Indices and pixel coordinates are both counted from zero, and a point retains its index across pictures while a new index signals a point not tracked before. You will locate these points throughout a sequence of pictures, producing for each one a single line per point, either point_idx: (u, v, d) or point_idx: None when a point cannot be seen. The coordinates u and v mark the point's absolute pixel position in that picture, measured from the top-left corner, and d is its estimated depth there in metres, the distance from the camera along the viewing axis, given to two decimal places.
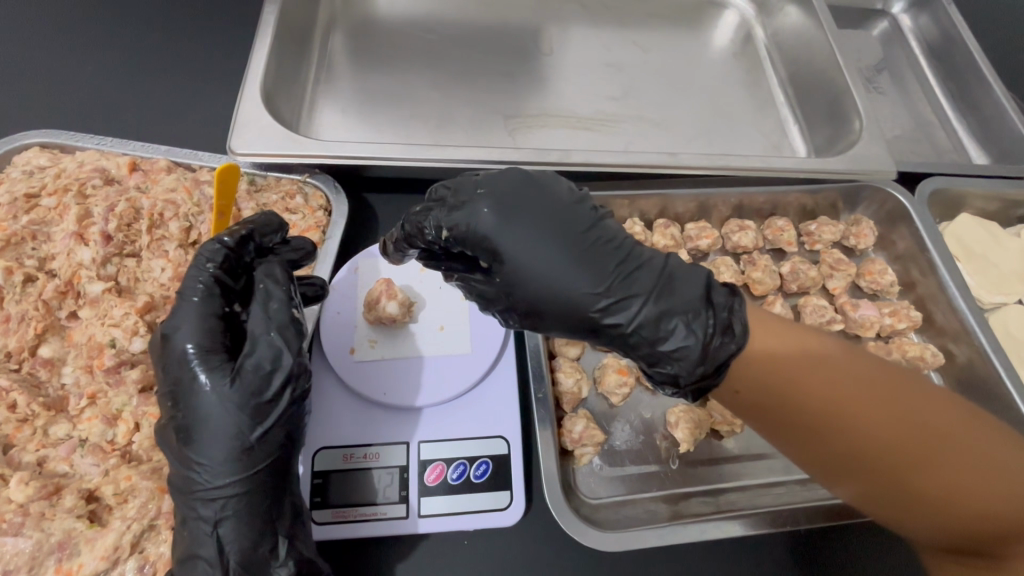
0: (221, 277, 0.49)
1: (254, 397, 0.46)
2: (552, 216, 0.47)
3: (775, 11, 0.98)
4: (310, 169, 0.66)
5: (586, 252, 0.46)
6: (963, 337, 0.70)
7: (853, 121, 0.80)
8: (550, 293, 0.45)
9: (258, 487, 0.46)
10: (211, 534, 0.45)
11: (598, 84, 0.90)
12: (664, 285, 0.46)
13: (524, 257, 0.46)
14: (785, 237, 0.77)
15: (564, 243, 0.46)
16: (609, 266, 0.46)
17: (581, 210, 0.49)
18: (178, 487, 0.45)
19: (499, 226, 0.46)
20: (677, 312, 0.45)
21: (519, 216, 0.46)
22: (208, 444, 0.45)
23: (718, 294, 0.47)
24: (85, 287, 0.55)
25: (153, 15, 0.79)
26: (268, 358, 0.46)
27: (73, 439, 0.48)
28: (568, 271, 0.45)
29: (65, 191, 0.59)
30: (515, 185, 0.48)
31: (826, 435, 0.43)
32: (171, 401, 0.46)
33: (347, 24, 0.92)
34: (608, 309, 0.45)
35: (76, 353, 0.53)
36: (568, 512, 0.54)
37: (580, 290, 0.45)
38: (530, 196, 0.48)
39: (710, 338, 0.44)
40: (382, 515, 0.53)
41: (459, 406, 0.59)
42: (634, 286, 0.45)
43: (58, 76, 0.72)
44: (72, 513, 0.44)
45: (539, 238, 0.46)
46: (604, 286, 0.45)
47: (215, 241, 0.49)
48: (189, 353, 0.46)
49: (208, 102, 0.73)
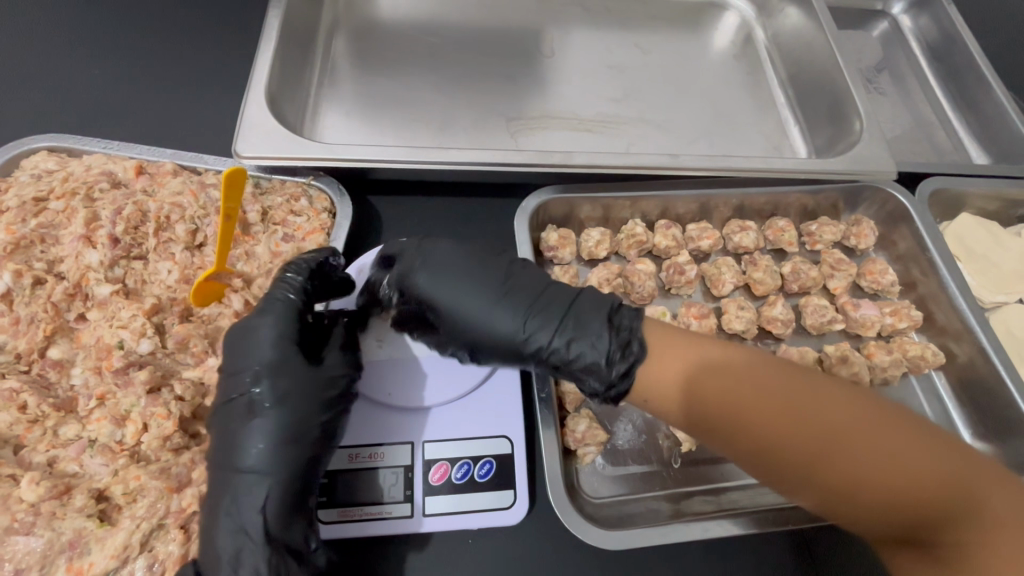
0: (308, 292, 0.54)
1: (325, 393, 0.51)
2: (478, 271, 0.57)
3: (775, 12, 0.99)
4: (315, 172, 0.67)
5: (505, 296, 0.56)
6: (964, 336, 0.70)
7: (853, 121, 0.81)
8: (482, 331, 0.55)
9: (307, 476, 0.48)
10: (260, 510, 0.46)
11: (600, 86, 0.90)
12: (571, 316, 0.54)
13: (452, 303, 0.56)
14: (786, 237, 0.77)
15: (484, 290, 0.56)
16: (525, 306, 0.55)
17: (502, 262, 0.58)
18: (233, 461, 0.47)
19: (427, 281, 0.56)
20: (585, 335, 0.53)
21: (445, 272, 0.57)
22: (275, 425, 0.48)
23: (621, 316, 0.53)
24: (94, 289, 0.55)
25: (158, 20, 0.80)
26: (347, 367, 0.53)
27: (83, 439, 0.48)
28: (493, 312, 0.55)
29: (73, 195, 0.60)
30: (447, 249, 0.59)
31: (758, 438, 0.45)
32: (243, 382, 0.49)
33: (350, 28, 0.92)
34: (528, 341, 0.54)
35: (84, 354, 0.53)
36: (572, 510, 0.54)
37: (501, 326, 0.55)
38: (461, 258, 0.58)
39: (614, 353, 0.51)
40: (387, 514, 0.54)
41: (463, 405, 0.59)
42: (548, 319, 0.54)
43: (64, 80, 0.73)
44: (83, 512, 0.45)
45: (462, 287, 0.56)
46: (523, 324, 0.54)
47: (304, 260, 0.55)
48: (277, 343, 0.51)
49: (212, 105, 0.74)
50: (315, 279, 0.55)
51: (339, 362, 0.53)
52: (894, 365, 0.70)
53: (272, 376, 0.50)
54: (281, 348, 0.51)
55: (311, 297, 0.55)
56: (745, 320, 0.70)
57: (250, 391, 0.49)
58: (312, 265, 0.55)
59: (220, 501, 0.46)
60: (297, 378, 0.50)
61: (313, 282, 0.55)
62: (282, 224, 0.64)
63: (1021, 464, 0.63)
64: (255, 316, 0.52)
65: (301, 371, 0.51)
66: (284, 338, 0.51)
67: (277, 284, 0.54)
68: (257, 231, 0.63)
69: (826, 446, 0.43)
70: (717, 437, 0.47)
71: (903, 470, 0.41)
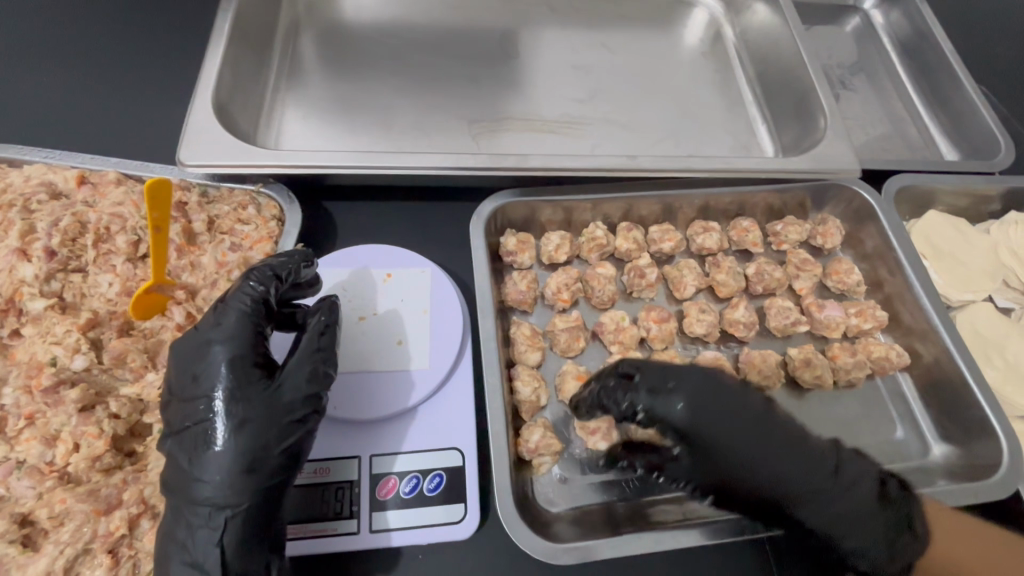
0: (269, 301, 0.52)
1: (283, 416, 0.47)
2: (738, 417, 0.57)
3: (743, 9, 0.98)
4: (264, 180, 0.65)
5: (770, 442, 0.56)
6: (930, 336, 0.69)
7: (818, 119, 0.80)
8: (765, 482, 0.55)
9: (267, 504, 0.46)
10: (216, 542, 0.44)
11: (565, 86, 0.89)
12: (846, 492, 0.56)
13: (718, 439, 0.55)
14: (750, 237, 0.76)
15: (761, 448, 0.56)
16: (790, 457, 0.56)
17: (762, 407, 0.58)
18: (185, 491, 0.45)
19: (699, 415, 0.56)
20: (862, 519, 0.55)
21: (709, 409, 0.56)
22: (230, 455, 0.45)
23: (893, 485, 0.57)
24: (27, 304, 0.54)
25: (106, 24, 0.78)
26: (310, 385, 0.50)
27: (11, 461, 0.47)
28: (770, 466, 0.56)
29: (9, 207, 0.58)
30: (704, 388, 0.57)
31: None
32: (197, 410, 0.47)
33: (311, 30, 0.91)
34: (801, 490, 0.55)
35: (17, 372, 0.51)
36: (521, 525, 0.52)
37: (788, 483, 0.55)
38: (726, 403, 0.57)
39: (895, 542, 0.55)
40: (332, 531, 0.52)
41: (415, 418, 0.58)
42: (825, 493, 0.56)
43: (7, 88, 0.71)
44: (4, 538, 0.43)
45: (724, 423, 0.56)
46: (797, 479, 0.56)
47: (268, 266, 0.53)
48: (231, 366, 0.48)
49: (162, 112, 0.72)
50: (278, 286, 0.53)
51: (300, 379, 0.49)
52: (858, 368, 0.69)
53: (225, 402, 0.46)
54: (235, 371, 0.47)
55: (272, 306, 0.53)
56: (706, 323, 0.69)
57: (205, 419, 0.46)
58: (278, 272, 0.53)
59: (176, 531, 0.45)
60: (253, 405, 0.47)
61: (277, 288, 0.53)
62: (228, 234, 0.62)
63: (985, 466, 0.62)
64: (209, 333, 0.49)
65: (256, 395, 0.47)
66: (240, 360, 0.48)
67: (236, 291, 0.52)
68: (202, 241, 0.62)
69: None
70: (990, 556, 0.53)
71: None
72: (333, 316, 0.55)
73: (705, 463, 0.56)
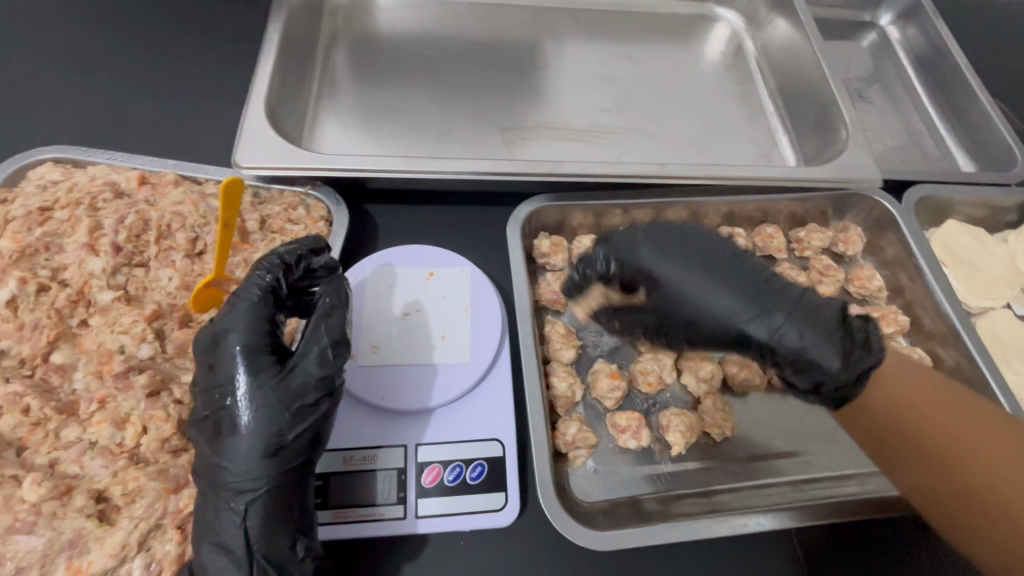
0: (279, 289, 0.54)
1: (296, 402, 0.49)
2: (696, 251, 0.59)
3: (764, 25, 1.01)
4: (312, 182, 0.69)
5: (729, 277, 0.58)
6: (950, 340, 0.71)
7: (840, 130, 0.83)
8: (711, 311, 0.57)
9: (286, 485, 0.48)
10: (240, 525, 0.46)
11: (592, 96, 0.92)
12: (800, 310, 0.55)
13: (675, 279, 0.59)
14: (775, 244, 0.79)
15: (710, 273, 0.58)
16: (751, 286, 0.57)
17: (732, 251, 0.60)
18: (211, 476, 0.48)
19: (655, 258, 0.60)
20: (819, 333, 0.53)
21: (658, 246, 0.60)
22: (247, 440, 0.47)
23: (854, 318, 0.55)
24: (96, 296, 0.57)
25: (161, 35, 0.82)
26: (321, 369, 0.50)
27: (84, 442, 0.49)
28: (723, 291, 0.57)
29: (77, 205, 0.61)
30: (667, 230, 0.61)
31: (882, 440, 0.53)
32: (215, 398, 0.49)
33: (349, 41, 0.95)
34: (745, 312, 0.56)
35: (86, 359, 0.54)
36: (562, 514, 0.55)
37: (734, 309, 0.56)
38: (679, 239, 0.60)
39: (847, 357, 0.53)
40: (380, 516, 0.55)
41: (456, 410, 0.60)
42: (776, 310, 0.55)
43: (69, 95, 0.75)
44: (82, 513, 0.46)
45: (682, 262, 0.59)
46: (750, 305, 0.56)
47: (276, 254, 0.55)
48: (244, 354, 0.49)
49: (214, 119, 0.76)
50: (287, 273, 0.55)
51: (310, 365, 0.50)
52: None
53: (241, 390, 0.48)
54: (249, 360, 0.49)
55: (283, 293, 0.54)
56: None
57: (224, 407, 0.48)
58: (286, 260, 0.55)
59: (205, 516, 0.47)
60: (266, 391, 0.48)
61: (286, 275, 0.55)
62: (280, 233, 0.65)
63: None
64: (223, 322, 0.51)
65: (269, 382, 0.49)
66: (251, 349, 0.50)
67: (246, 281, 0.53)
68: (255, 239, 0.64)
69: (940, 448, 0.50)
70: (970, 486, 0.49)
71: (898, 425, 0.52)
72: (341, 299, 0.56)
73: (659, 299, 0.60)
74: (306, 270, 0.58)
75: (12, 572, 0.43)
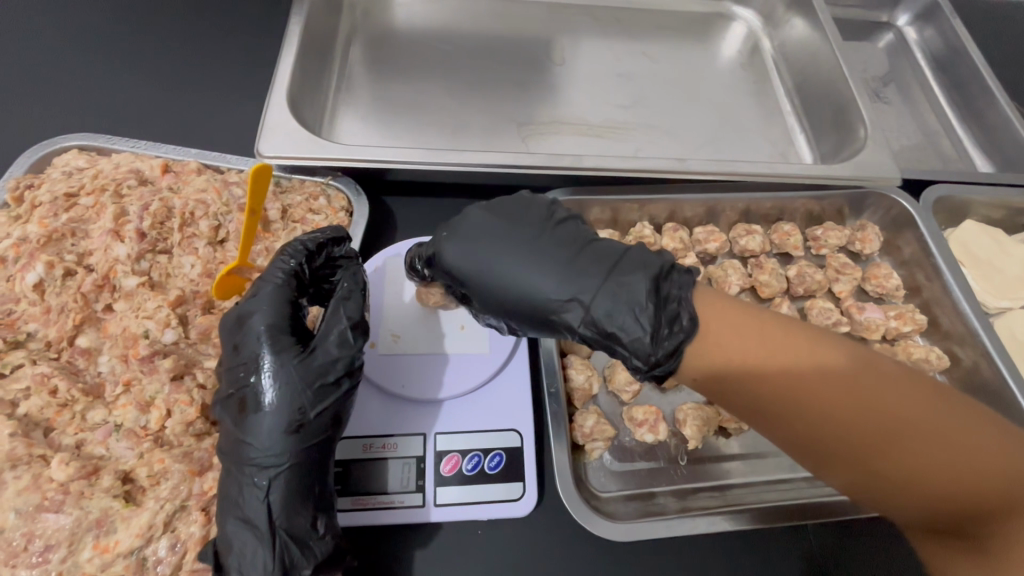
0: (302, 273, 0.54)
1: (318, 381, 0.49)
2: (509, 230, 0.55)
3: (782, 23, 1.01)
4: (333, 172, 0.69)
5: (540, 254, 0.53)
6: (968, 340, 0.71)
7: (858, 129, 0.82)
8: (516, 295, 0.52)
9: (307, 463, 0.49)
10: (263, 501, 0.47)
11: (609, 93, 0.93)
12: (609, 285, 0.50)
13: (477, 267, 0.53)
14: (792, 241, 0.79)
15: (517, 253, 0.53)
16: (557, 263, 0.52)
17: (550, 228, 0.55)
18: (235, 453, 0.48)
19: (455, 243, 0.54)
20: (624, 308, 0.49)
21: (469, 231, 0.55)
22: (270, 418, 0.48)
23: (671, 281, 0.50)
24: (121, 281, 0.57)
25: (184, 27, 0.83)
26: (341, 350, 0.51)
27: (109, 424, 0.50)
28: (528, 273, 0.52)
29: (102, 191, 0.62)
30: (480, 216, 0.56)
31: (774, 415, 0.45)
32: (239, 376, 0.50)
33: (367, 36, 0.95)
34: (550, 295, 0.51)
35: (111, 343, 0.55)
36: (580, 503, 0.55)
37: (539, 291, 0.51)
38: (491, 220, 0.56)
39: (660, 333, 0.48)
40: (399, 504, 0.55)
41: (474, 400, 0.61)
42: (583, 287, 0.50)
43: (94, 84, 0.76)
44: (109, 492, 0.46)
45: (485, 244, 0.54)
46: (558, 282, 0.51)
47: (300, 240, 0.56)
48: (267, 334, 0.50)
49: (236, 110, 0.77)
50: (311, 258, 0.56)
51: (331, 346, 0.51)
52: None
53: (266, 369, 0.49)
54: (272, 340, 0.50)
55: (305, 278, 0.55)
56: None
57: (248, 384, 0.49)
58: (309, 247, 0.55)
59: (228, 492, 0.47)
60: (288, 370, 0.49)
61: (309, 260, 0.55)
62: (301, 222, 0.65)
63: None
64: (248, 303, 0.52)
65: (292, 361, 0.49)
66: (274, 328, 0.51)
67: (270, 265, 0.54)
68: (277, 228, 0.65)
69: (839, 424, 0.43)
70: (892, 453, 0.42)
71: (808, 391, 0.43)
72: (361, 284, 0.56)
73: (471, 287, 0.54)
74: (328, 258, 0.58)
75: (41, 550, 0.44)
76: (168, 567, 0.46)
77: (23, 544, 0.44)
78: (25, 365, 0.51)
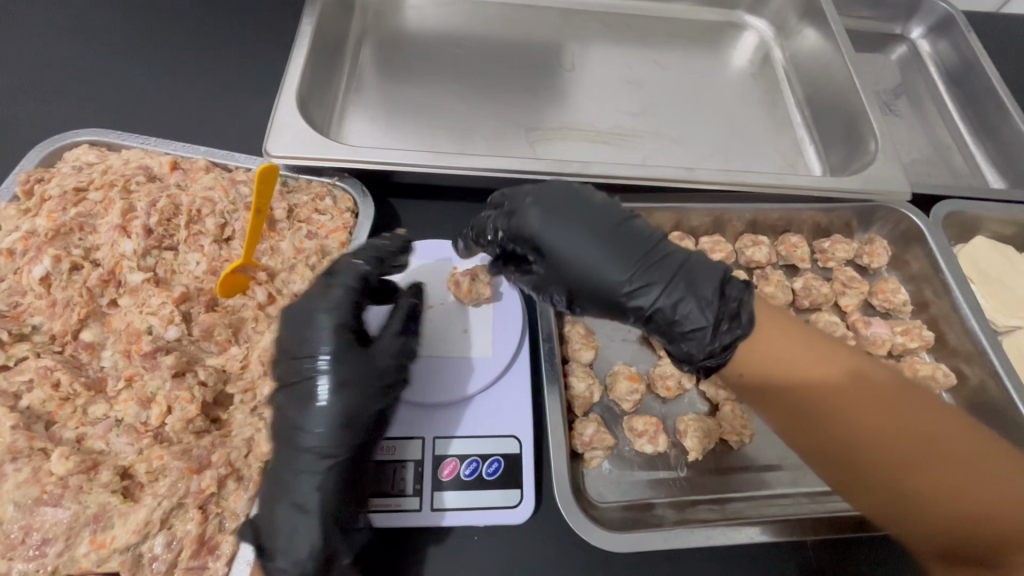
0: (371, 278, 0.57)
1: (377, 381, 0.53)
2: (586, 209, 0.53)
3: (794, 34, 1.01)
4: (339, 174, 0.69)
5: (613, 239, 0.52)
6: (977, 358, 0.70)
7: (868, 141, 0.82)
8: (585, 276, 0.52)
9: (357, 458, 0.52)
10: (318, 488, 0.50)
11: (618, 100, 0.92)
12: (681, 276, 0.50)
13: (558, 240, 0.52)
14: (799, 253, 0.79)
15: (594, 232, 0.52)
16: (629, 252, 0.52)
17: (620, 213, 0.55)
18: (295, 440, 0.52)
19: (539, 215, 0.53)
20: (688, 301, 0.50)
21: (550, 203, 0.54)
22: (331, 410, 0.52)
23: (736, 285, 0.51)
24: (127, 277, 0.58)
25: (196, 27, 0.84)
26: (399, 357, 0.56)
27: (110, 419, 0.50)
28: (600, 256, 0.52)
29: (110, 186, 0.62)
30: (557, 191, 0.55)
31: (799, 423, 0.50)
32: (305, 367, 0.53)
33: (379, 37, 0.96)
34: (618, 282, 0.51)
35: (114, 338, 0.55)
36: (575, 509, 0.55)
37: (607, 276, 0.51)
38: (569, 196, 0.54)
39: (718, 328, 0.49)
40: (395, 507, 0.55)
41: (474, 404, 0.61)
42: (656, 275, 0.51)
43: (107, 81, 0.77)
44: (107, 488, 0.46)
45: (567, 220, 0.53)
46: (629, 270, 0.51)
47: (371, 247, 0.59)
48: (336, 331, 0.54)
49: (245, 109, 0.77)
50: (381, 265, 0.59)
51: (390, 352, 0.55)
52: None
53: (332, 364, 0.53)
54: (339, 337, 0.54)
55: (373, 284, 0.58)
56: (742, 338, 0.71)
57: (313, 376, 0.53)
58: (383, 254, 0.58)
59: (281, 477, 0.51)
60: (354, 367, 0.53)
61: (380, 267, 0.58)
62: (306, 222, 0.65)
63: None
64: (315, 298, 0.55)
65: (355, 358, 0.54)
66: (342, 327, 0.54)
67: (340, 265, 0.57)
68: (282, 228, 0.65)
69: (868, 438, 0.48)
70: (896, 471, 0.47)
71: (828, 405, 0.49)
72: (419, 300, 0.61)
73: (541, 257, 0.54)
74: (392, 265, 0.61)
75: (39, 543, 0.44)
76: (163, 565, 0.46)
77: (21, 536, 0.44)
78: (29, 358, 0.51)
